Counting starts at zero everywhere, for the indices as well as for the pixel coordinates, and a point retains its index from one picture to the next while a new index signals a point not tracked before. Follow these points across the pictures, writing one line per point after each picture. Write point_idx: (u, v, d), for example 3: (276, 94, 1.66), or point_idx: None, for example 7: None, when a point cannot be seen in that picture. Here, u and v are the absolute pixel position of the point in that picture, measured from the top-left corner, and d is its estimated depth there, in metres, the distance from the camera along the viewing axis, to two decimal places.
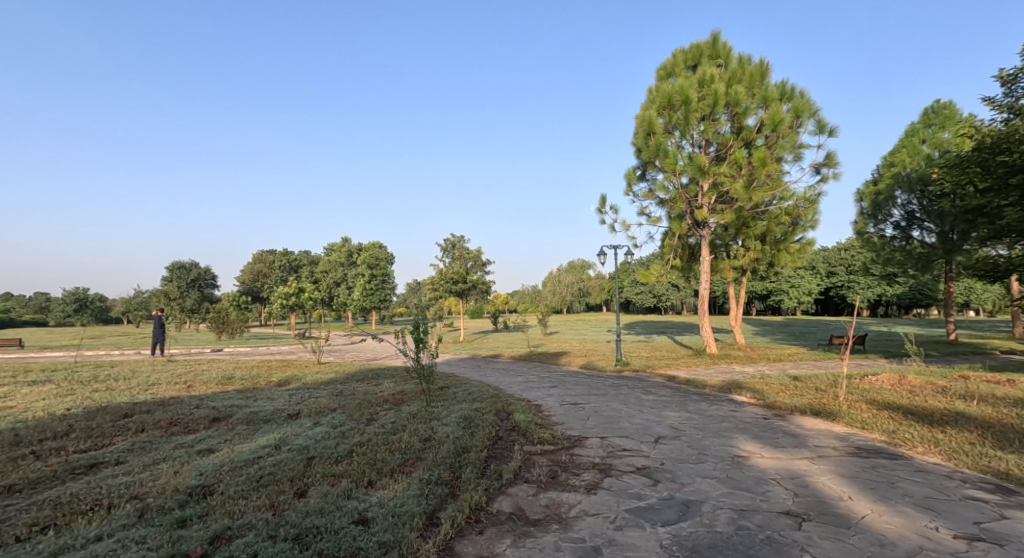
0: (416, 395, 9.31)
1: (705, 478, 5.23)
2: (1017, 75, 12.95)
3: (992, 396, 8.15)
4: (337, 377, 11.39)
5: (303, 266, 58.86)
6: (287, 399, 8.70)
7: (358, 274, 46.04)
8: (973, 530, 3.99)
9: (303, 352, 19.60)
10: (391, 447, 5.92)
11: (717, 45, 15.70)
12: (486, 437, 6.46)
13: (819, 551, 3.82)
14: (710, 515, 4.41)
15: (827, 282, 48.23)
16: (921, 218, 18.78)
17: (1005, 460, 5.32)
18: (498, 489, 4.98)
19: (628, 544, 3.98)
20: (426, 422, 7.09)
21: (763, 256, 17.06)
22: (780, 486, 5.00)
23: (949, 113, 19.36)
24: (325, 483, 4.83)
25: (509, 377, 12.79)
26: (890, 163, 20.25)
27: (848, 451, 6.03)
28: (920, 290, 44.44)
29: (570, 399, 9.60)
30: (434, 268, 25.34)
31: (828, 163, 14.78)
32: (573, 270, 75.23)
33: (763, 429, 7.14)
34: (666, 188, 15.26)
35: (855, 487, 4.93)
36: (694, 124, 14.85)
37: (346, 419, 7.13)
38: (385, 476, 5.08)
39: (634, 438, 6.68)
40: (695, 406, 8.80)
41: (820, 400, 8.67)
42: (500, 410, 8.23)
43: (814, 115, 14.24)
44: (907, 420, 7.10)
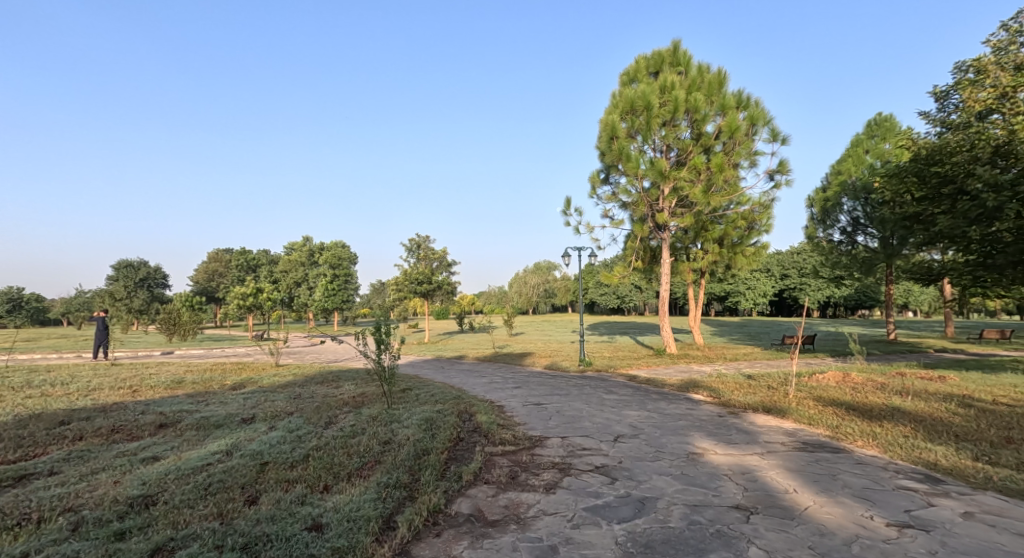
0: (376, 397, 9.20)
1: (661, 475, 5.36)
2: (949, 92, 13.78)
3: (926, 392, 8.64)
4: (295, 379, 11.17)
5: (261, 265, 57.30)
6: (241, 403, 8.46)
7: (319, 274, 44.98)
8: (903, 518, 4.22)
9: (260, 354, 19.09)
10: (349, 451, 5.85)
11: (677, 53, 16.11)
12: (447, 438, 6.44)
13: (764, 542, 3.96)
14: (664, 511, 4.53)
15: (781, 285, 50.16)
16: (865, 224, 19.77)
17: (935, 451, 5.64)
18: (458, 491, 4.98)
19: (585, 543, 4.04)
20: (387, 424, 7.02)
21: (720, 259, 17.59)
22: (732, 481, 5.17)
23: (890, 125, 20.25)
24: (278, 489, 4.73)
25: (472, 378, 12.75)
26: (836, 171, 21.18)
27: (794, 446, 6.28)
28: (865, 291, 46.66)
29: (533, 399, 9.67)
30: (398, 269, 25.11)
31: (782, 170, 15.35)
32: (537, 270, 75.53)
33: (718, 426, 7.36)
34: (628, 192, 15.58)
35: (799, 480, 5.15)
36: (655, 130, 15.19)
37: (303, 423, 6.99)
38: (342, 480, 5.01)
39: (594, 438, 6.79)
40: (654, 405, 8.98)
41: (770, 397, 8.99)
42: (462, 412, 8.20)
43: (768, 124, 14.85)
44: (851, 416, 7.44)
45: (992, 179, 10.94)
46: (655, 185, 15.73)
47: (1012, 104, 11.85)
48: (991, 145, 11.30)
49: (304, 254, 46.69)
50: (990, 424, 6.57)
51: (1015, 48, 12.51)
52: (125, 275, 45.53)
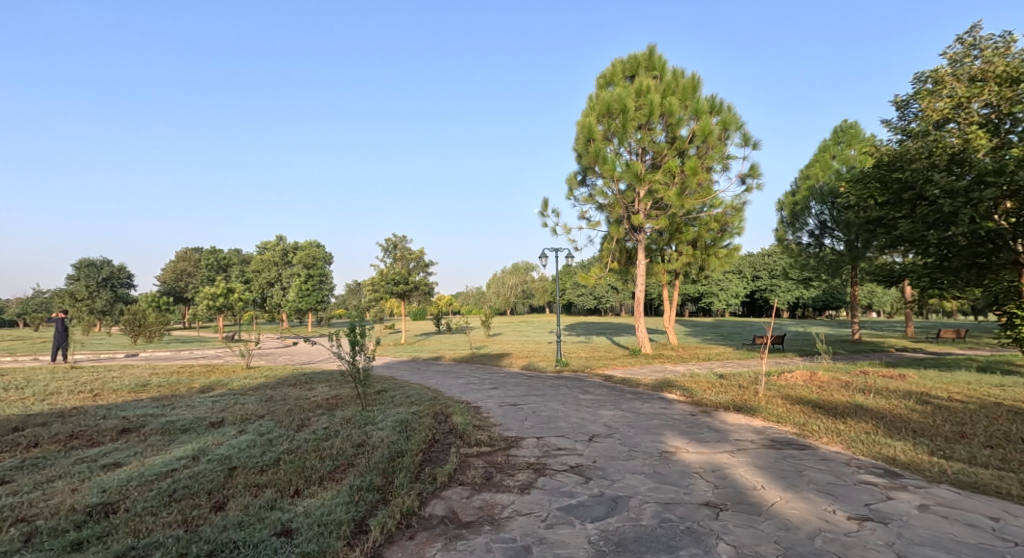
0: (350, 399, 9.09)
1: (634, 474, 5.43)
2: (909, 101, 14.27)
3: (888, 390, 8.93)
4: (266, 381, 10.97)
5: (232, 265, 56.07)
6: (209, 406, 8.28)
7: (292, 275, 44.16)
8: (864, 511, 4.36)
9: (230, 356, 18.68)
10: (321, 454, 5.77)
11: (653, 57, 16.34)
12: (422, 440, 6.41)
13: (732, 538, 4.05)
14: (637, 509, 4.59)
15: (752, 286, 51.29)
16: (832, 227, 20.32)
17: (895, 447, 5.84)
18: (432, 493, 4.96)
19: (558, 542, 4.07)
20: (361, 427, 6.95)
21: (694, 260, 17.88)
22: (702, 479, 5.27)
23: (855, 132, 20.81)
24: (246, 494, 4.65)
25: (448, 379, 12.67)
26: (804, 176, 21.70)
27: (763, 443, 6.43)
28: (832, 291, 47.87)
29: (510, 400, 9.69)
30: (374, 269, 24.89)
31: (753, 174, 15.69)
32: (514, 270, 75.53)
33: (690, 425, 7.49)
34: (605, 194, 15.73)
35: (767, 476, 5.27)
36: (631, 133, 15.39)
37: (275, 426, 6.88)
38: (313, 484, 4.94)
39: (569, 438, 6.84)
40: (629, 405, 9.07)
41: (741, 396, 9.17)
42: (438, 413, 8.17)
43: (740, 129, 15.16)
44: (817, 413, 7.64)
45: (948, 185, 11.39)
46: (631, 188, 15.91)
47: (967, 114, 12.33)
48: (947, 153, 11.74)
49: (277, 253, 45.28)
50: (947, 420, 6.83)
51: (970, 60, 13.00)
52: (86, 275, 44.07)
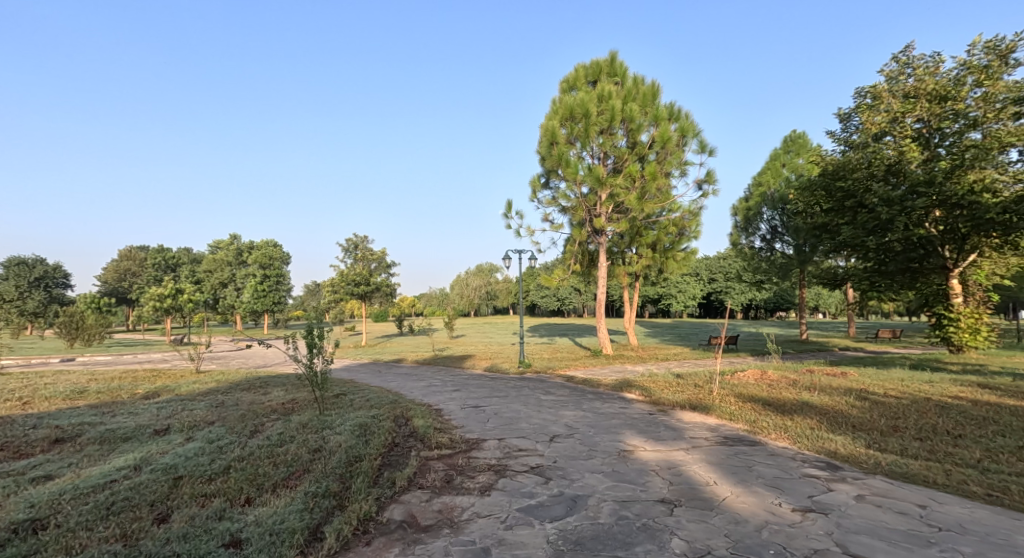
0: (307, 403, 8.89)
1: (593, 473, 5.52)
2: (850, 114, 14.98)
3: (831, 387, 9.35)
4: (217, 386, 10.61)
5: (181, 265, 54.04)
6: (154, 413, 7.96)
7: (248, 275, 42.75)
8: (807, 503, 4.57)
9: (178, 360, 17.97)
10: (275, 460, 5.64)
11: (615, 64, 16.64)
12: (381, 444, 6.34)
13: (686, 533, 4.17)
14: (595, 508, 4.67)
15: (709, 288, 52.83)
16: (782, 232, 21.12)
17: (836, 441, 6.12)
18: (391, 497, 4.91)
19: (517, 543, 4.10)
20: (318, 431, 6.82)
21: (654, 263, 18.27)
22: (658, 476, 5.40)
23: (803, 142, 21.72)
24: (192, 504, 4.50)
25: (409, 382, 12.54)
26: (756, 183, 22.49)
27: (716, 440, 6.64)
28: (783, 293, 49.88)
29: (472, 402, 9.67)
30: (333, 269, 24.42)
31: (709, 180, 16.16)
32: (476, 270, 75.32)
33: (648, 424, 7.66)
34: (568, 197, 15.91)
35: (719, 472, 5.46)
36: (593, 137, 15.64)
37: (225, 433, 6.67)
38: (265, 492, 4.83)
39: (530, 439, 6.89)
40: (590, 405, 9.19)
41: (696, 395, 9.44)
42: (398, 416, 8.10)
43: (697, 136, 15.59)
44: (766, 411, 7.92)
45: (885, 195, 12.09)
46: (593, 191, 16.15)
47: (902, 128, 13.02)
48: (884, 164, 12.45)
49: (231, 253, 44.18)
50: (883, 415, 7.20)
51: (904, 77, 13.67)
52: (17, 274, 41.84)
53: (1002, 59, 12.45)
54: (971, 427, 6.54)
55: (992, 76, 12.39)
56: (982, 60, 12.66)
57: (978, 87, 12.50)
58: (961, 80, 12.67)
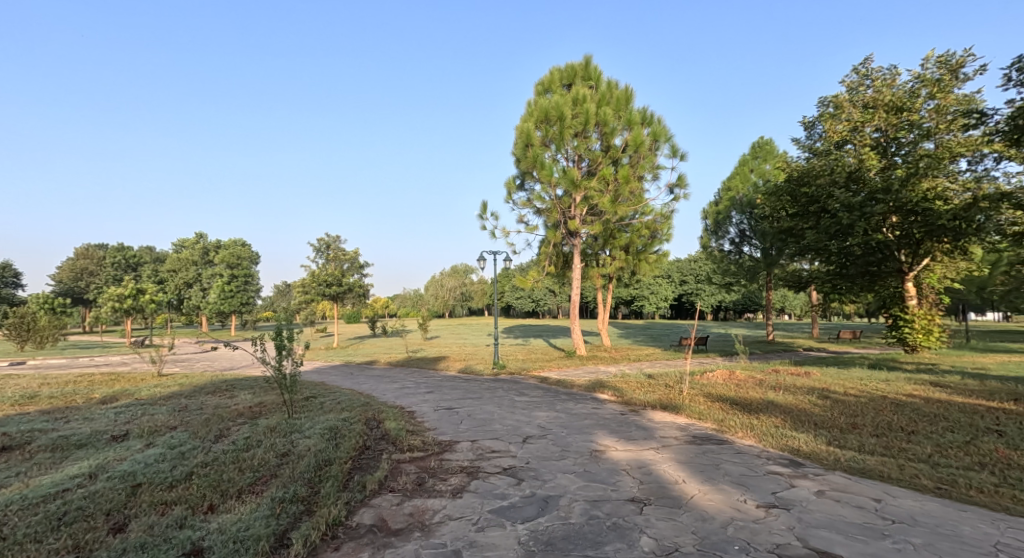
0: (276, 407, 8.73)
1: (565, 474, 5.56)
2: (814, 122, 15.44)
3: (795, 387, 9.60)
4: (181, 390, 10.33)
5: (143, 264, 52.42)
6: (112, 419, 7.70)
7: (214, 275, 41.87)
8: (770, 499, 4.69)
9: (139, 363, 17.38)
10: (240, 466, 5.52)
11: (589, 68, 16.79)
12: (352, 447, 6.26)
13: (654, 531, 4.23)
14: (566, 508, 4.71)
15: (680, 290, 53.67)
16: (751, 236, 21.56)
17: (799, 439, 6.29)
18: (361, 501, 4.86)
19: (488, 545, 4.11)
20: (286, 435, 6.70)
21: (627, 265, 18.49)
22: (629, 476, 5.47)
23: (770, 148, 22.27)
24: (151, 513, 4.37)
25: (381, 384, 12.42)
26: (725, 188, 22.96)
27: (686, 439, 6.76)
28: (751, 295, 51.02)
29: (445, 404, 9.63)
30: (303, 270, 24.00)
31: (680, 184, 16.43)
32: (450, 271, 74.93)
33: (619, 424, 7.75)
34: (542, 199, 15.99)
35: (688, 471, 5.56)
36: (567, 140, 15.74)
37: (188, 438, 6.50)
38: (230, 498, 4.72)
39: (503, 440, 6.90)
40: (563, 406, 9.24)
41: (667, 395, 9.59)
42: (370, 419, 8.01)
43: (669, 140, 15.85)
44: (733, 410, 8.10)
45: (846, 201, 12.51)
46: (567, 193, 16.25)
47: (861, 137, 13.46)
48: (845, 171, 12.85)
49: (197, 253, 43.18)
50: (842, 413, 7.44)
51: (863, 88, 14.15)
52: None
53: (953, 73, 12.97)
54: (924, 424, 6.80)
55: (944, 89, 12.91)
56: (935, 74, 13.16)
57: (931, 99, 13.01)
58: (915, 93, 13.16)
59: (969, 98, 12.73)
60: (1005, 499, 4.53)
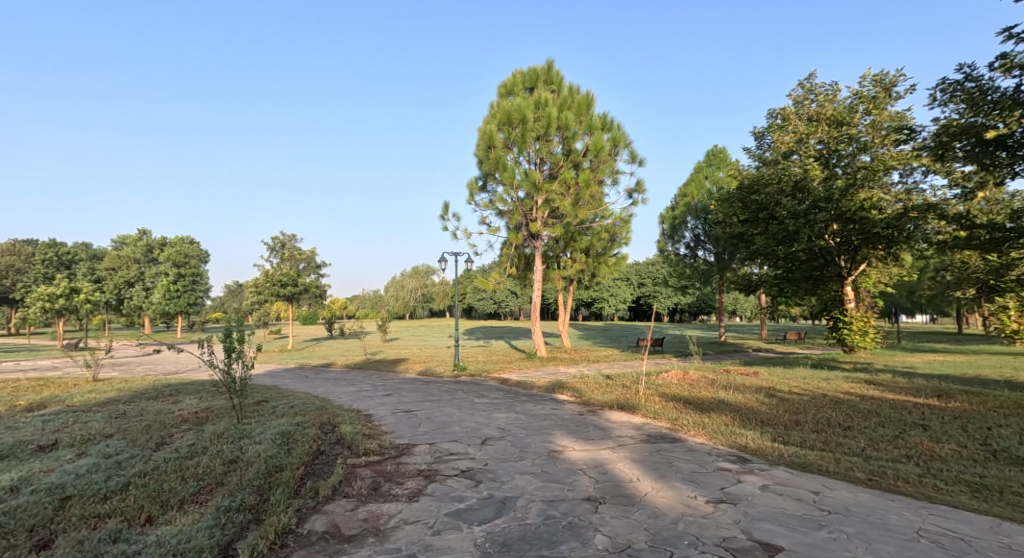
0: (224, 412, 8.41)
1: (523, 475, 5.57)
2: (763, 133, 16.01)
3: (744, 386, 9.91)
4: (119, 396, 9.81)
5: (78, 262, 49.46)
6: (41, 427, 7.26)
7: (158, 273, 39.60)
8: (719, 494, 4.82)
9: (74, 367, 16.41)
10: (183, 474, 5.30)
11: (551, 72, 16.96)
12: (305, 453, 6.11)
13: (608, 529, 4.29)
14: (523, 509, 4.72)
15: (638, 292, 54.72)
16: (705, 240, 22.13)
17: (747, 436, 6.51)
18: (313, 508, 4.74)
19: (444, 548, 4.08)
20: (234, 442, 6.48)
21: (587, 268, 18.73)
22: (586, 475, 5.53)
23: (723, 156, 22.97)
24: (82, 527, 4.15)
25: (337, 387, 12.15)
26: (681, 194, 23.55)
27: (641, 438, 6.89)
28: (705, 297, 52.55)
29: (403, 406, 9.51)
30: (257, 269, 23.19)
31: (638, 190, 16.77)
32: (410, 272, 74.04)
33: (577, 424, 7.83)
34: (504, 201, 16.02)
35: (642, 469, 5.67)
36: (529, 143, 15.82)
37: (126, 447, 6.20)
38: (171, 509, 4.53)
39: (462, 442, 6.86)
40: (522, 407, 9.26)
41: (624, 395, 9.75)
42: (324, 423, 7.82)
43: (628, 146, 16.17)
44: (686, 409, 8.29)
45: (792, 208, 13.04)
46: (529, 196, 16.33)
47: (806, 148, 14.05)
48: (792, 180, 13.40)
49: (139, 249, 40.52)
50: (787, 410, 7.73)
51: (808, 102, 14.75)
52: None
53: (887, 91, 13.71)
54: (858, 419, 7.15)
55: (879, 106, 13.62)
56: (871, 91, 13.86)
57: (867, 115, 13.71)
58: (853, 108, 13.83)
59: (901, 116, 13.50)
60: (928, 488, 4.81)
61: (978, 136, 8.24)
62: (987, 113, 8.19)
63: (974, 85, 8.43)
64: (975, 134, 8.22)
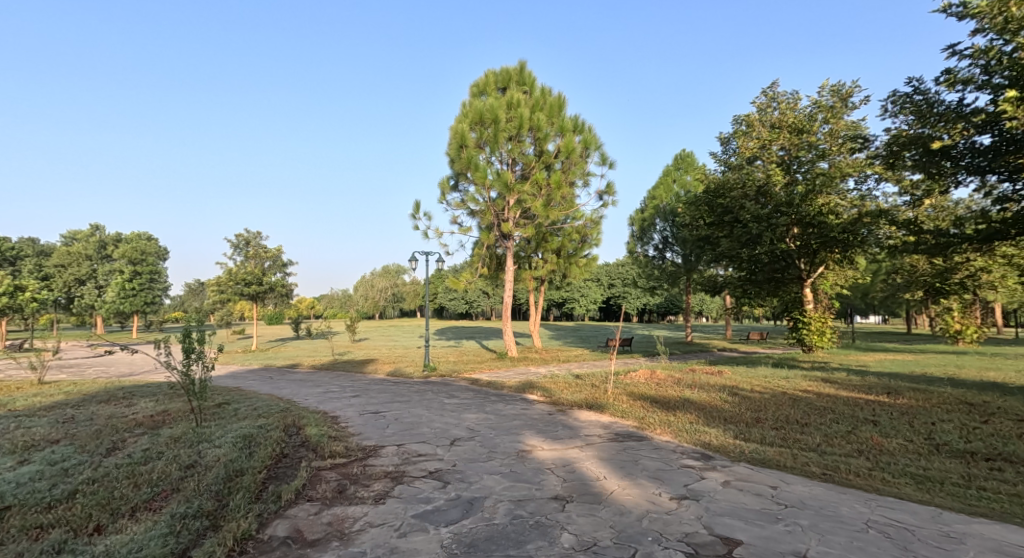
0: (182, 415, 8.13)
1: (491, 475, 5.55)
2: (729, 139, 16.34)
3: (709, 385, 10.09)
4: (70, 399, 9.38)
5: (26, 258, 47.14)
6: None
7: (112, 270, 37.92)
8: (683, 491, 4.89)
9: (20, 369, 15.63)
10: (136, 481, 5.10)
11: (523, 73, 16.98)
12: (268, 456, 5.95)
13: (575, 527, 4.30)
14: (491, 509, 4.69)
15: (608, 292, 55.25)
16: (673, 242, 22.47)
17: (710, 433, 6.63)
18: (275, 512, 4.62)
19: (410, 550, 4.02)
20: (192, 446, 6.27)
21: (558, 268, 18.81)
22: (554, 474, 5.54)
23: (691, 160, 23.40)
24: (23, 539, 3.96)
25: (303, 388, 11.90)
26: (651, 196, 23.90)
27: (609, 437, 6.95)
28: (673, 298, 53.52)
29: (372, 408, 9.37)
30: (219, 268, 22.52)
31: (609, 192, 16.94)
32: (379, 272, 73.13)
33: (547, 423, 7.85)
34: (476, 200, 15.96)
35: (609, 467, 5.71)
36: (501, 143, 15.80)
37: (75, 452, 5.94)
38: (122, 517, 4.36)
39: (431, 443, 6.80)
40: (493, 407, 9.24)
41: (593, 395, 9.82)
42: (289, 426, 7.64)
43: (599, 149, 16.31)
44: (653, 408, 8.40)
45: (755, 212, 13.39)
46: (501, 196, 16.32)
47: (769, 154, 14.41)
48: (755, 185, 13.77)
49: (92, 246, 38.90)
50: (748, 408, 7.90)
51: (771, 110, 15.12)
52: None
53: (844, 102, 14.14)
54: (815, 416, 7.37)
55: (836, 115, 14.04)
56: (829, 101, 14.29)
57: (825, 123, 14.12)
58: (813, 117, 14.23)
59: (857, 126, 13.94)
60: (878, 481, 4.97)
61: (925, 146, 8.60)
62: (933, 124, 8.55)
63: (922, 97, 8.80)
64: (922, 144, 8.58)
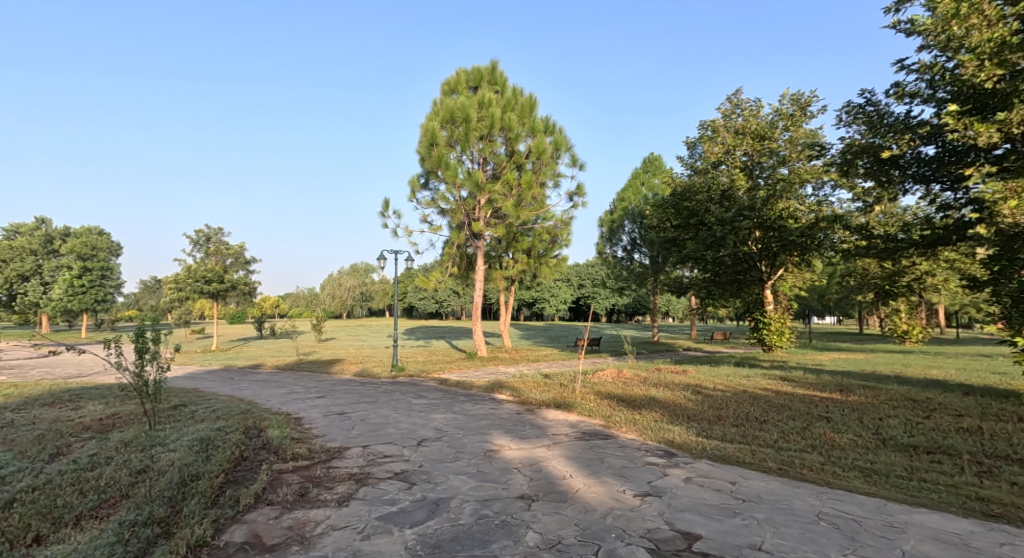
0: (135, 418, 7.81)
1: (458, 475, 5.49)
2: (695, 143, 16.62)
3: (674, 384, 10.23)
4: (13, 402, 8.90)
5: None
6: None
7: (60, 266, 36.24)
8: (647, 488, 4.93)
9: None
10: (82, 488, 4.87)
11: (494, 73, 16.94)
12: (226, 459, 5.76)
13: (539, 526, 4.29)
14: (456, 509, 4.65)
15: (578, 293, 55.62)
16: (641, 244, 22.76)
17: (674, 431, 6.71)
18: (232, 517, 4.47)
19: (372, 552, 3.94)
20: (144, 450, 6.03)
21: (528, 268, 18.83)
22: (520, 473, 5.52)
23: (659, 163, 23.76)
24: None
25: (266, 389, 11.61)
26: (619, 198, 24.17)
27: (575, 436, 6.97)
28: (641, 298, 54.28)
29: (337, 409, 9.19)
30: (178, 265, 21.76)
31: (579, 193, 17.04)
32: (347, 271, 72.00)
33: (515, 423, 7.83)
34: (447, 199, 15.84)
35: (575, 465, 5.73)
36: (472, 142, 15.72)
37: (15, 459, 5.64)
38: (64, 527, 4.16)
39: (397, 444, 6.70)
40: (461, 407, 9.18)
41: (561, 394, 9.84)
42: (250, 428, 7.41)
43: (569, 150, 16.40)
44: (618, 407, 8.46)
45: (720, 215, 13.69)
46: (471, 196, 16.25)
47: (733, 159, 14.72)
48: (720, 189, 14.10)
49: (37, 240, 37.05)
50: (710, 406, 8.04)
51: (735, 116, 15.45)
52: None
53: (802, 110, 14.52)
54: (772, 413, 7.55)
55: (796, 123, 14.41)
56: (789, 109, 14.66)
57: (786, 131, 14.49)
58: (774, 124, 14.59)
59: (815, 134, 14.36)
60: (829, 475, 5.12)
61: (875, 155, 8.91)
62: (884, 134, 8.85)
63: (874, 108, 9.12)
64: (873, 153, 8.88)
